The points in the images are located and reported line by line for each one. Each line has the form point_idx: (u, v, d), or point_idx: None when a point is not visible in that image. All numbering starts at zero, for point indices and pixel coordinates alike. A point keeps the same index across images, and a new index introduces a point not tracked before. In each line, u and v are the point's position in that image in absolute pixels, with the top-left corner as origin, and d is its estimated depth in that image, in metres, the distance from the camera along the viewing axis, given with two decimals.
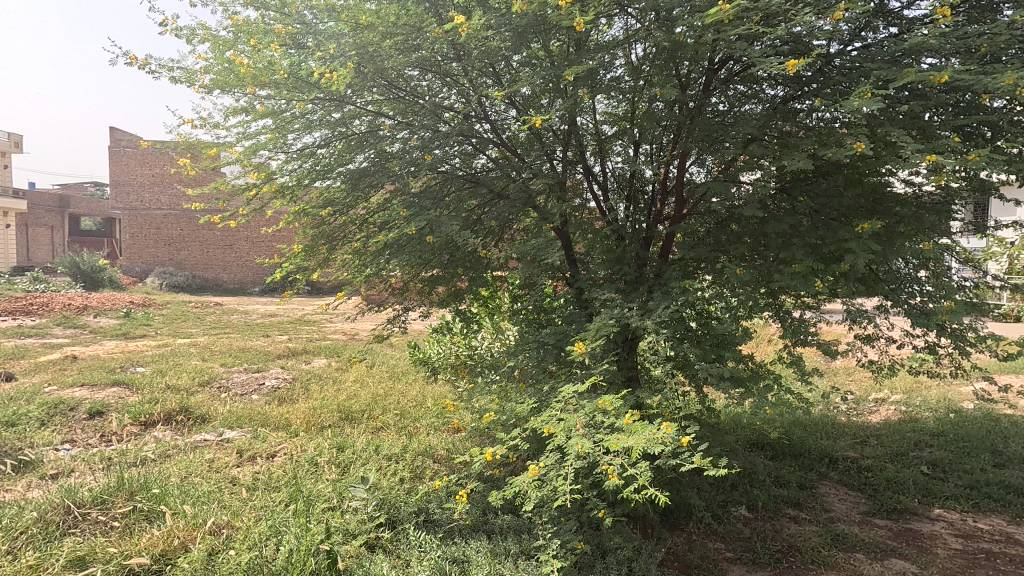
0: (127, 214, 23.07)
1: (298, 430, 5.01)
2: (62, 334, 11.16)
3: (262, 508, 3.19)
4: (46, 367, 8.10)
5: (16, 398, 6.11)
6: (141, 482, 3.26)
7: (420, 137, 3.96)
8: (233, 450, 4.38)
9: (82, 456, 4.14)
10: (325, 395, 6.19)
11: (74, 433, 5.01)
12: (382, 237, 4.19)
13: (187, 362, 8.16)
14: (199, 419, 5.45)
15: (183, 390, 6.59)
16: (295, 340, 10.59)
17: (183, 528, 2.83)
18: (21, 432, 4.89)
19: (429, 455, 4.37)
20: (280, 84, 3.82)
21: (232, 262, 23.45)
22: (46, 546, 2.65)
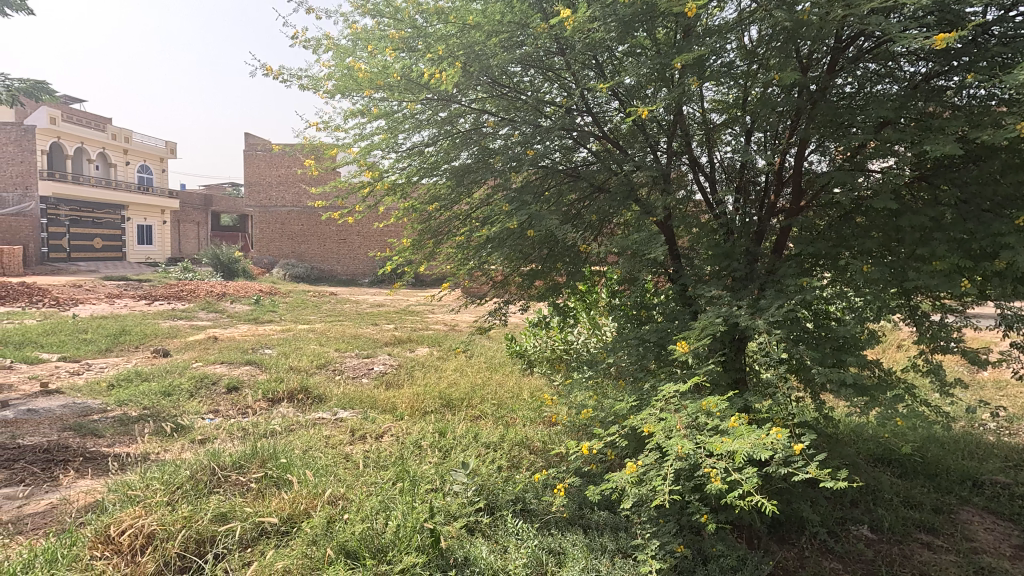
0: (259, 211, 25.66)
1: (403, 414, 5.31)
2: (206, 317, 12.68)
3: (373, 484, 3.42)
4: (194, 345, 9.28)
5: (171, 372, 7.06)
6: (271, 451, 3.62)
7: (522, 132, 4.01)
8: (346, 429, 4.75)
9: (223, 425, 4.69)
10: (428, 382, 6.52)
11: (216, 405, 5.69)
12: (484, 232, 4.28)
13: (307, 346, 8.97)
14: (317, 398, 5.96)
15: (304, 371, 7.24)
16: (401, 329, 11.23)
17: (306, 496, 3.11)
18: (176, 402, 5.67)
19: (526, 447, 4.44)
20: (393, 87, 4.11)
21: (346, 255, 25.20)
22: (197, 500, 3.04)
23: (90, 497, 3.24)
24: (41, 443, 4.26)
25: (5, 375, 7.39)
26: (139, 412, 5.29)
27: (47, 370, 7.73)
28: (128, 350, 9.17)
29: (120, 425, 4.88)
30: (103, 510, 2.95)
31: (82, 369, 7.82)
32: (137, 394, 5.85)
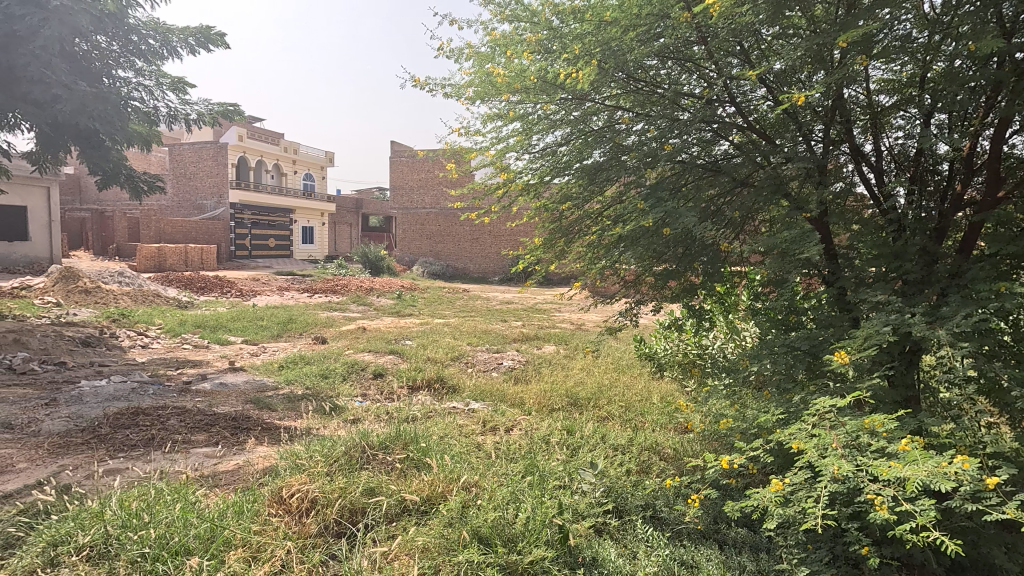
0: (402, 213, 27.80)
1: (531, 409, 5.43)
2: (356, 310, 14.02)
3: (504, 474, 3.54)
4: (347, 334, 10.33)
5: (328, 357, 7.93)
6: (412, 436, 3.90)
7: (658, 127, 3.88)
8: (478, 420, 4.97)
9: (370, 408, 5.15)
10: (555, 379, 6.59)
11: (364, 390, 6.28)
12: (616, 230, 4.19)
13: (443, 339, 9.54)
14: (451, 388, 6.32)
15: (439, 362, 7.72)
16: (529, 326, 11.49)
17: (443, 480, 3.30)
18: (332, 384, 6.35)
19: (656, 452, 4.29)
20: (529, 90, 4.22)
21: (478, 253, 26.33)
22: (351, 474, 3.38)
23: (266, 462, 3.75)
24: (229, 413, 5.02)
25: (203, 353, 8.84)
26: (304, 392, 6.03)
27: (234, 350, 9.10)
28: (294, 336, 10.46)
29: (288, 402, 5.59)
30: (277, 474, 3.40)
31: (259, 351, 9.08)
32: (301, 376, 6.66)
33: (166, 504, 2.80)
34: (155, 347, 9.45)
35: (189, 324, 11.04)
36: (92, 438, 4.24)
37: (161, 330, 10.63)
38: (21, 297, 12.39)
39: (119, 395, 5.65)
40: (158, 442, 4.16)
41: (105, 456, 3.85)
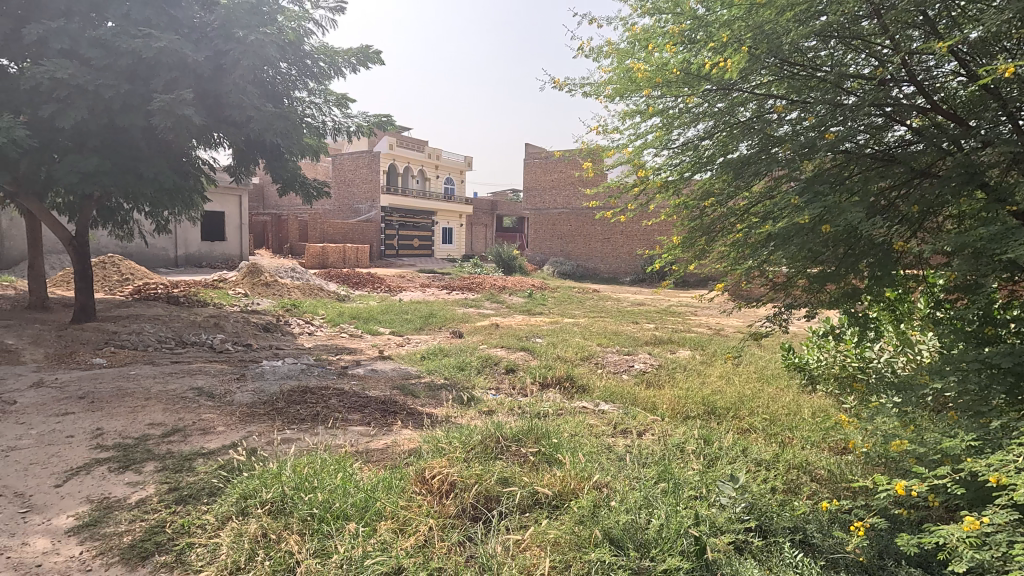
0: (534, 213, 28.40)
1: (664, 414, 5.25)
2: (490, 306, 14.62)
3: (636, 478, 3.46)
4: (481, 330, 10.80)
5: (464, 351, 8.37)
6: (544, 431, 3.96)
7: (817, 115, 3.51)
8: (608, 421, 4.92)
9: (503, 402, 5.35)
10: (690, 385, 6.30)
11: (497, 383, 6.53)
12: (766, 228, 3.85)
13: (573, 338, 9.57)
14: (581, 388, 6.33)
15: (569, 361, 7.76)
16: (662, 329, 11.09)
17: (574, 477, 3.31)
18: (468, 376, 6.70)
19: (806, 472, 3.89)
20: (670, 84, 4.07)
21: (609, 253, 25.98)
22: (487, 462, 3.53)
23: (411, 444, 4.07)
24: (379, 396, 5.53)
25: (357, 342, 9.83)
26: (442, 382, 6.43)
27: (382, 340, 10.00)
28: (433, 329, 11.20)
29: (428, 390, 6.00)
30: (420, 456, 3.68)
31: (403, 342, 9.87)
32: (440, 367, 7.12)
33: (330, 472, 3.18)
34: (319, 334, 10.72)
35: (346, 315, 12.34)
36: (272, 409, 4.93)
37: (324, 320, 12.02)
38: (220, 287, 14.78)
39: (291, 373, 6.50)
40: (322, 417, 4.72)
41: (282, 426, 4.45)
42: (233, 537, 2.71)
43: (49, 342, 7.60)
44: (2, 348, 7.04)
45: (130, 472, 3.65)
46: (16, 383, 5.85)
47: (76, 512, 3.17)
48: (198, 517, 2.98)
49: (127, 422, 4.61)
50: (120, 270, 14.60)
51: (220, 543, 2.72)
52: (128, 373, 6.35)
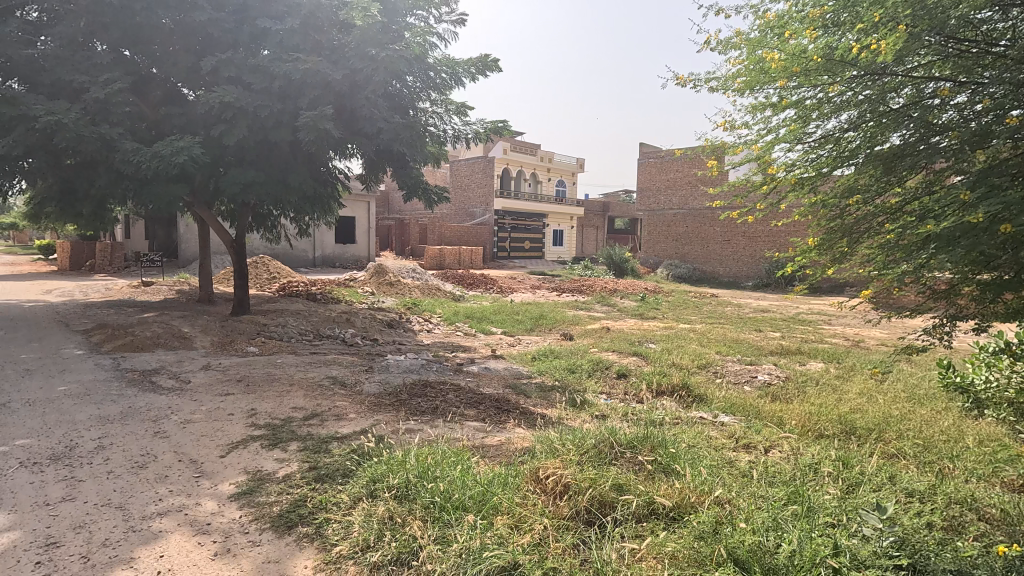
0: (648, 215, 27.61)
1: (793, 431, 4.83)
2: (600, 309, 14.45)
3: (762, 498, 3.22)
4: (592, 333, 10.71)
5: (575, 353, 8.35)
6: (660, 440, 3.83)
7: (993, 96, 3.05)
8: (730, 435, 4.64)
9: (616, 407, 5.26)
10: (824, 401, 5.75)
11: (609, 388, 6.45)
12: (922, 228, 3.40)
13: (689, 344, 9.15)
14: (698, 397, 6.03)
15: (685, 368, 7.43)
16: (790, 338, 10.23)
17: (694, 490, 3.17)
18: (579, 379, 6.68)
19: (973, 510, 3.37)
20: (808, 73, 3.76)
21: (729, 256, 24.51)
22: (601, 467, 3.49)
23: (524, 443, 4.14)
24: (493, 394, 5.70)
25: (472, 341, 10.21)
26: (554, 383, 6.47)
27: (495, 340, 10.30)
28: (544, 331, 11.31)
29: (541, 390, 6.07)
30: (534, 455, 3.72)
31: (515, 342, 10.08)
32: (551, 369, 7.17)
33: (450, 464, 3.33)
34: (436, 332, 11.29)
35: (461, 314, 12.87)
36: (396, 401, 5.28)
37: (441, 318, 12.63)
38: (351, 286, 16.12)
39: (413, 368, 6.91)
40: (441, 411, 4.96)
41: (405, 417, 4.75)
42: (363, 517, 2.94)
43: (214, 332, 8.78)
44: (180, 335, 8.25)
45: (277, 449, 4.10)
46: (190, 365, 6.83)
47: (236, 481, 3.62)
48: (334, 495, 3.27)
49: (276, 404, 5.19)
50: (269, 270, 16.46)
51: (352, 521, 2.96)
52: (276, 361, 7.15)
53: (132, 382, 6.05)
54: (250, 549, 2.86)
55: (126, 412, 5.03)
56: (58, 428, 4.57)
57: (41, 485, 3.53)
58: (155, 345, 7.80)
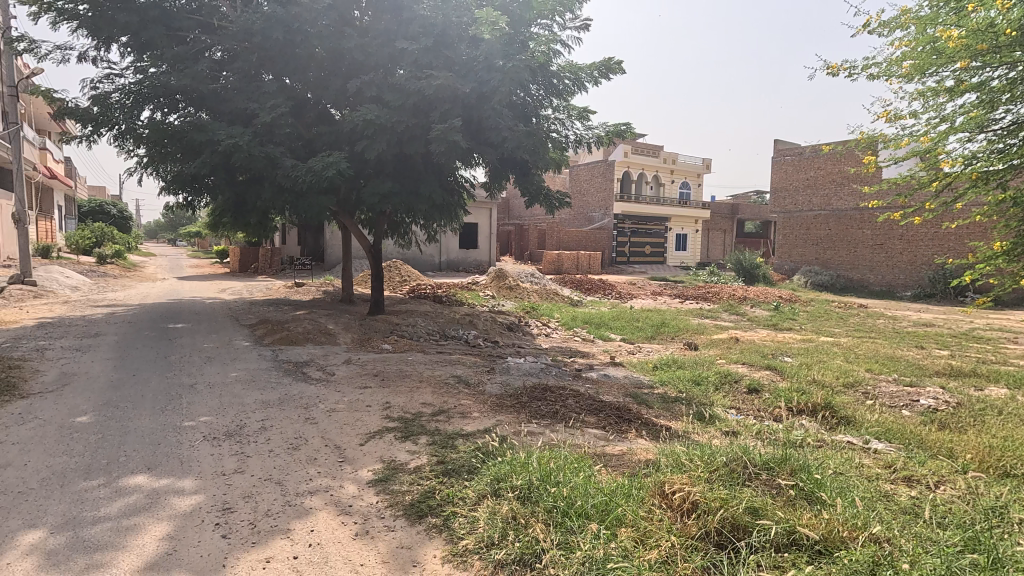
0: (783, 217, 25.52)
1: (968, 465, 4.16)
2: (728, 318, 13.59)
3: (931, 540, 2.79)
4: (718, 343, 10.10)
5: (700, 364, 7.92)
6: (801, 464, 3.49)
7: None
8: (885, 464, 4.11)
9: (747, 424, 4.90)
10: (1008, 433, 4.88)
11: (739, 403, 6.03)
12: None
13: (832, 360, 8.29)
14: (844, 420, 5.42)
15: (828, 386, 6.73)
16: (961, 357, 8.85)
17: (845, 524, 2.84)
18: (705, 392, 6.34)
19: None
20: (997, 49, 4.38)
21: (881, 262, 21.84)
22: (733, 487, 3.26)
23: (647, 455, 4.00)
24: (614, 402, 5.59)
25: (590, 347, 10.13)
26: (677, 395, 6.20)
27: (614, 347, 10.12)
28: (666, 339, 10.89)
29: (663, 401, 5.85)
30: (659, 468, 3.59)
31: (635, 350, 9.83)
32: (674, 379, 6.88)
33: (572, 469, 3.32)
34: (555, 336, 11.37)
35: (580, 319, 12.83)
36: (517, 403, 5.39)
37: (559, 323, 12.69)
38: (473, 290, 16.80)
39: (533, 371, 7.01)
40: (561, 416, 4.97)
41: (526, 419, 4.82)
42: (488, 515, 3.04)
43: (354, 329, 9.62)
44: (326, 331, 9.16)
45: (409, 442, 4.37)
46: (334, 359, 7.55)
47: (373, 468, 3.92)
48: (460, 490, 3.41)
49: (407, 399, 5.55)
50: (400, 273, 17.69)
51: (478, 517, 3.07)
52: (407, 358, 7.65)
53: (287, 372, 6.82)
54: (386, 533, 3.08)
55: (283, 398, 5.69)
56: (231, 409, 5.29)
57: (219, 457, 4.11)
58: (306, 339, 8.74)
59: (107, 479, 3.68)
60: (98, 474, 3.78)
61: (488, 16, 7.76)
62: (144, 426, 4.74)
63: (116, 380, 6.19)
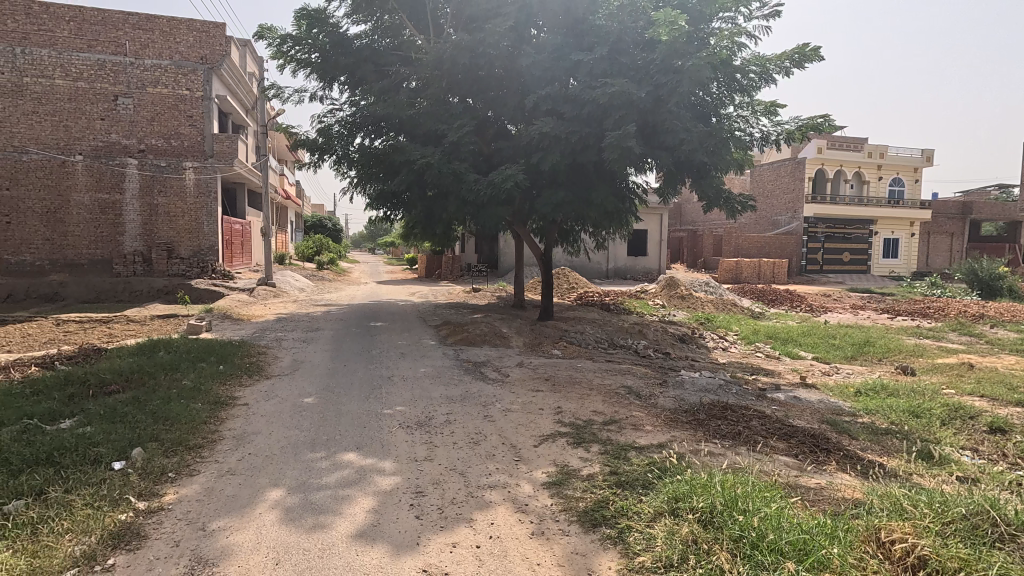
0: None
1: None
2: (957, 340, 11.25)
3: None
4: (944, 369, 8.43)
5: (919, 392, 6.70)
6: None
7: None
8: None
9: (990, 472, 4.00)
10: None
11: (976, 443, 4.97)
12: None
13: None
14: None
15: None
16: None
17: None
18: (928, 426, 5.34)
19: None
20: None
21: None
22: (978, 548, 2.66)
23: (853, 494, 3.48)
24: (807, 428, 4.99)
25: (775, 364, 9.17)
26: (889, 427, 5.31)
27: (804, 366, 9.02)
28: (871, 361, 9.40)
29: (871, 433, 5.04)
30: (872, 510, 3.09)
31: (832, 371, 8.64)
32: (885, 409, 5.90)
33: (763, 499, 3.02)
34: (732, 351, 10.53)
35: (762, 333, 11.71)
36: (693, 419, 5.09)
37: (738, 337, 11.72)
38: (642, 298, 16.38)
39: (710, 387, 6.57)
40: (744, 438, 4.57)
41: (703, 438, 4.54)
42: (665, 534, 2.91)
43: (525, 334, 10.01)
44: (500, 335, 9.68)
45: (581, 449, 4.40)
46: (508, 361, 7.93)
47: (547, 471, 4.02)
48: (635, 504, 3.31)
49: (578, 406, 5.59)
50: (569, 280, 17.98)
51: (655, 535, 2.95)
52: (577, 365, 7.72)
53: (467, 371, 7.35)
54: (561, 536, 3.12)
55: (465, 395, 6.14)
56: (421, 401, 5.86)
57: (412, 444, 4.57)
58: (482, 341, 9.33)
59: (328, 453, 4.33)
60: (320, 447, 4.46)
61: (666, 17, 7.52)
62: (354, 410, 5.49)
63: (332, 368, 7.26)
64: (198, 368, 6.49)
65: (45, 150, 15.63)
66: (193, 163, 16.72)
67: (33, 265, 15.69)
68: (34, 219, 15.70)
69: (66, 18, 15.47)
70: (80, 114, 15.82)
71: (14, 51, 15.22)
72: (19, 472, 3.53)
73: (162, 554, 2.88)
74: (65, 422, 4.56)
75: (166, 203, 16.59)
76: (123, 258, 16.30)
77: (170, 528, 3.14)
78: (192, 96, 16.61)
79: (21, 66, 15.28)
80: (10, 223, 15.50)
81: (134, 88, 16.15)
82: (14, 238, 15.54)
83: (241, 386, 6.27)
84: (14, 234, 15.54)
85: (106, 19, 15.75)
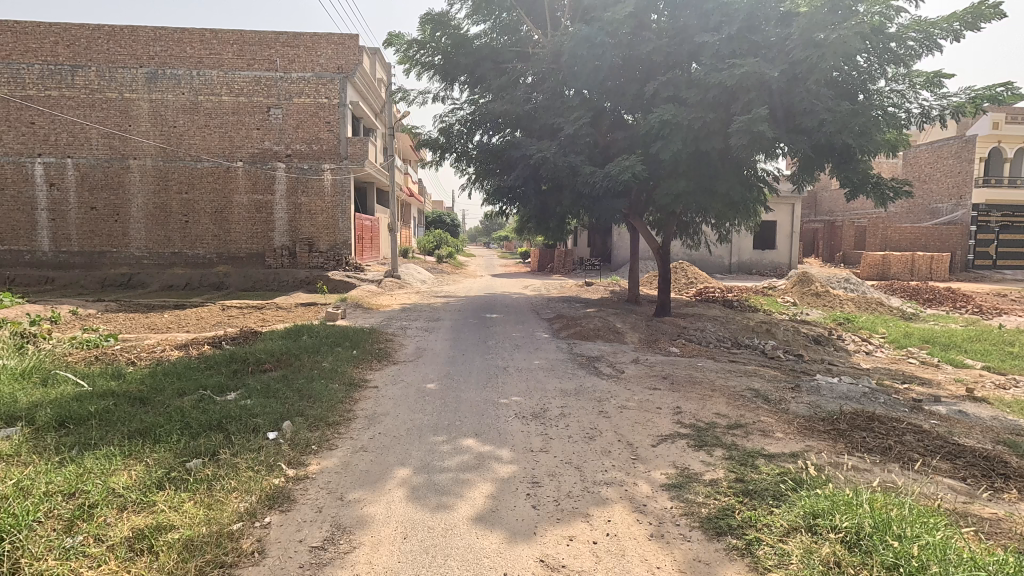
0: None
1: None
2: None
3: None
4: None
5: None
6: None
7: None
8: None
9: None
10: None
11: None
12: None
13: None
14: None
15: None
16: None
17: None
18: None
19: None
20: None
21: None
22: None
23: None
24: (977, 447, 4.31)
25: (932, 372, 8.03)
26: None
27: (972, 376, 7.79)
28: None
29: None
30: None
31: (1009, 383, 7.37)
32: None
33: (923, 525, 2.67)
34: (879, 356, 9.38)
35: (916, 337, 10.31)
36: (832, 429, 4.61)
37: (885, 340, 10.43)
38: (771, 295, 15.23)
39: (851, 395, 5.91)
40: (895, 454, 4.07)
41: (847, 450, 4.11)
42: (803, 552, 2.67)
43: (641, 330, 9.72)
44: (614, 330, 9.51)
45: (703, 452, 4.18)
46: (623, 357, 7.76)
47: (666, 472, 3.87)
48: (766, 516, 3.07)
49: (699, 407, 5.33)
50: (687, 275, 17.21)
51: (790, 552, 2.72)
52: (697, 364, 7.38)
53: (581, 365, 7.30)
54: (682, 541, 2.99)
55: (579, 389, 6.12)
56: (536, 392, 5.95)
57: (528, 435, 4.64)
58: (596, 336, 9.23)
59: (448, 437, 4.54)
60: (442, 432, 4.69)
61: None
62: (472, 398, 5.70)
63: (452, 356, 7.62)
64: (335, 352, 7.12)
65: (214, 158, 18.02)
66: (330, 165, 18.33)
67: (204, 257, 18.23)
68: (206, 218, 18.19)
69: (231, 42, 17.67)
70: (241, 125, 18.02)
71: (190, 74, 17.66)
72: (198, 434, 4.12)
73: (309, 517, 3.20)
74: (231, 394, 5.25)
75: (308, 202, 18.39)
76: (273, 252, 18.35)
77: (314, 495, 3.48)
78: (330, 103, 18.19)
79: (197, 86, 17.74)
80: (188, 221, 18.11)
81: (283, 100, 18.05)
82: (191, 234, 18.14)
83: (372, 370, 6.80)
84: (191, 231, 18.13)
85: (261, 40, 17.76)
